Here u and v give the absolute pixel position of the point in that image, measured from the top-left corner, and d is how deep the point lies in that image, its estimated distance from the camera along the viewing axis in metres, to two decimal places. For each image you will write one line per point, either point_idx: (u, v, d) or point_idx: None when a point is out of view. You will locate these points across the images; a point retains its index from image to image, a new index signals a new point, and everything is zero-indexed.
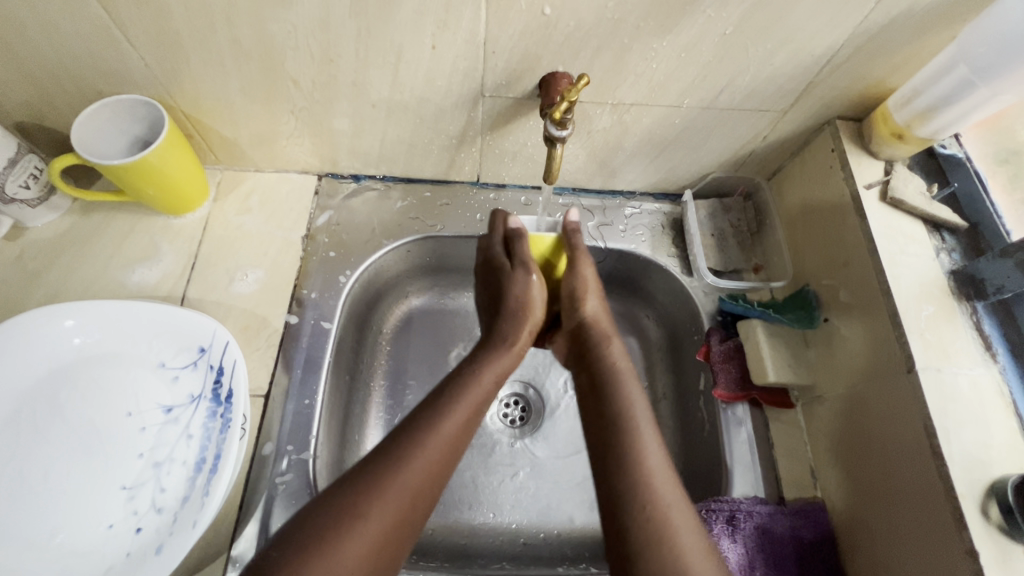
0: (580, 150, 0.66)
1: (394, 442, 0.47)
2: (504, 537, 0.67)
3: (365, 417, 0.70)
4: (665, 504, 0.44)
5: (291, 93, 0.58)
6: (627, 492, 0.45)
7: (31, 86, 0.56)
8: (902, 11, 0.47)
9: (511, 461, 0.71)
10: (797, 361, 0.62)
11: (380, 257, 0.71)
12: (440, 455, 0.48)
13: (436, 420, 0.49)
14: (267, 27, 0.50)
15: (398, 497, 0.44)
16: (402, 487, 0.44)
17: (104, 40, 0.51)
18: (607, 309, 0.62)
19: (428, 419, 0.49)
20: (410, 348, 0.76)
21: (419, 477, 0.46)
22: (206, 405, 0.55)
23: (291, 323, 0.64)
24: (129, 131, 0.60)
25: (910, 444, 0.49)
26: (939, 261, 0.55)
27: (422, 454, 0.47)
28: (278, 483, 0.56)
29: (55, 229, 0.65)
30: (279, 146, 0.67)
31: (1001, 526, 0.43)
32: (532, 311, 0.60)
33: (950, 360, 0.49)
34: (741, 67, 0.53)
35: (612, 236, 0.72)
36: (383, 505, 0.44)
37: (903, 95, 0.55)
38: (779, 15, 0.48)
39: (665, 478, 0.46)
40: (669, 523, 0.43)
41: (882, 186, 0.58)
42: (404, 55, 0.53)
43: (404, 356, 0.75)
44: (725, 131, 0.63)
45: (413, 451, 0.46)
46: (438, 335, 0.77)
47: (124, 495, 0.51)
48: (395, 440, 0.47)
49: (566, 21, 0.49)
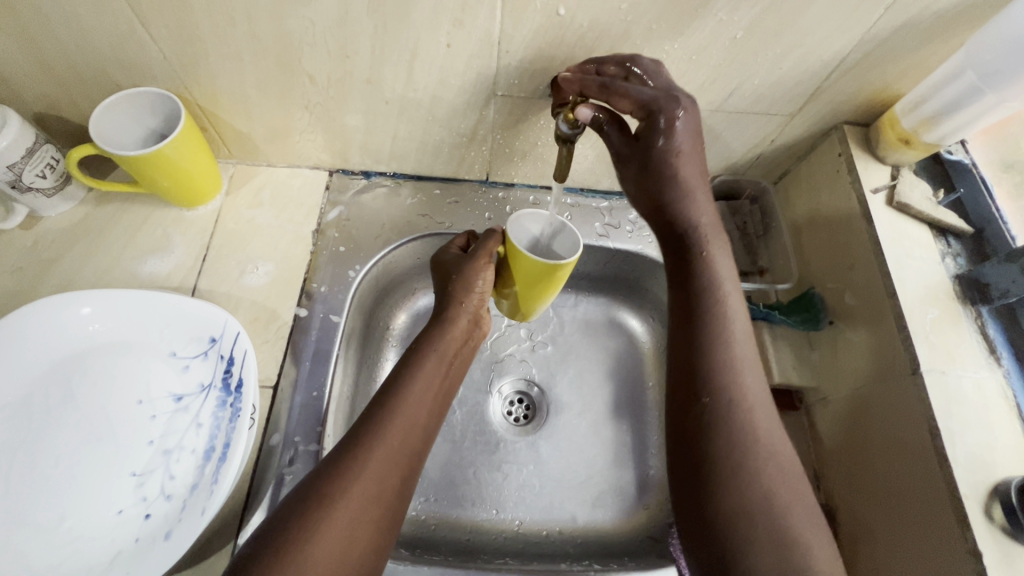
0: (590, 151, 0.67)
1: (346, 447, 0.48)
2: (507, 534, 0.67)
3: None
4: (732, 398, 0.46)
5: (307, 88, 0.59)
6: (715, 383, 0.47)
7: (51, 77, 0.57)
8: (910, 18, 0.48)
9: (515, 458, 0.72)
10: (802, 364, 0.62)
11: (389, 252, 0.71)
12: (393, 456, 0.48)
13: (385, 426, 0.49)
14: (286, 23, 0.51)
15: (347, 512, 0.44)
16: (349, 503, 0.45)
17: (125, 33, 0.52)
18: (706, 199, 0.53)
19: (374, 428, 0.49)
20: None
21: (365, 492, 0.46)
22: (216, 394, 0.55)
23: (300, 315, 0.64)
24: (145, 123, 0.61)
25: (915, 445, 0.49)
26: (945, 265, 0.55)
27: (376, 458, 0.47)
28: (285, 473, 0.56)
29: (70, 219, 0.66)
30: (292, 141, 0.68)
31: (1003, 527, 0.43)
32: (461, 330, 0.58)
33: (955, 363, 0.50)
34: (750, 71, 0.54)
35: (619, 236, 0.73)
36: (345, 505, 0.45)
37: (910, 100, 0.56)
38: (789, 20, 0.49)
39: (753, 376, 0.48)
40: (735, 410, 0.46)
41: (888, 191, 0.59)
42: (419, 53, 0.54)
43: None
44: (733, 134, 0.64)
45: (365, 450, 0.48)
46: None
47: (133, 482, 0.52)
48: (346, 452, 0.48)
49: (580, 22, 0.50)
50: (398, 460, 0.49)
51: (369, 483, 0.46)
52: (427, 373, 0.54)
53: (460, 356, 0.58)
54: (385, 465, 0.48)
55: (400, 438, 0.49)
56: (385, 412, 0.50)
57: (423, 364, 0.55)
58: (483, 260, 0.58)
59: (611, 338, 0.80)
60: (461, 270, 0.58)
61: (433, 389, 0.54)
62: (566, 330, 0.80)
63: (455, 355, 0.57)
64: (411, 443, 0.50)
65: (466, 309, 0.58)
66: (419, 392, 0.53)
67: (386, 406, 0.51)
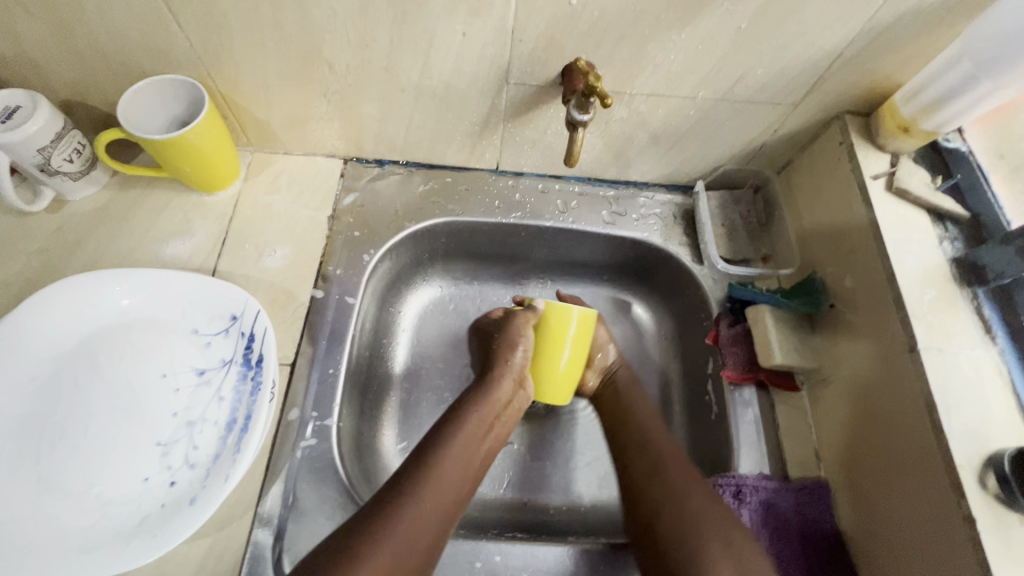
0: (598, 140, 0.69)
1: (416, 465, 0.52)
2: (516, 512, 0.69)
3: (379, 423, 0.71)
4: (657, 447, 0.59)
5: (326, 77, 0.61)
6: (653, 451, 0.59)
7: (80, 65, 0.59)
8: (908, 9, 0.50)
9: (522, 441, 0.73)
10: (803, 346, 0.64)
11: (401, 238, 0.73)
12: (449, 483, 0.52)
13: (444, 461, 0.53)
14: (308, 12, 0.53)
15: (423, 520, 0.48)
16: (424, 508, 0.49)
17: (154, 22, 0.54)
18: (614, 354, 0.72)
19: (432, 465, 0.52)
20: (424, 355, 0.77)
21: (433, 507, 0.49)
22: (237, 369, 0.57)
23: (317, 297, 0.66)
24: (170, 110, 0.63)
25: (911, 419, 0.50)
26: (942, 249, 0.57)
27: (440, 481, 0.51)
28: (302, 447, 0.59)
29: (94, 203, 0.68)
30: (310, 128, 0.70)
31: (997, 495, 0.45)
32: (506, 408, 0.61)
33: (952, 342, 0.52)
34: (755, 61, 0.56)
35: (625, 224, 0.75)
36: (414, 516, 0.48)
37: (910, 90, 0.57)
38: (792, 10, 0.51)
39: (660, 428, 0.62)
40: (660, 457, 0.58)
41: (888, 178, 0.60)
42: (435, 41, 0.56)
43: (419, 364, 0.77)
44: (737, 124, 0.66)
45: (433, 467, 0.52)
46: (444, 339, 0.79)
47: (158, 451, 0.54)
48: (401, 481, 0.50)
49: (591, 10, 0.51)
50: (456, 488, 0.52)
51: (426, 505, 0.49)
52: (473, 424, 0.57)
53: (511, 411, 0.61)
54: (444, 491, 0.51)
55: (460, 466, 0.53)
56: (439, 450, 0.54)
57: (472, 414, 0.58)
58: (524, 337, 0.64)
59: (615, 326, 0.81)
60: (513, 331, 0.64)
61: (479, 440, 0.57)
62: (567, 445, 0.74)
63: (497, 415, 0.60)
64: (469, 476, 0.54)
65: (511, 369, 0.62)
66: (467, 441, 0.56)
67: (442, 442, 0.54)
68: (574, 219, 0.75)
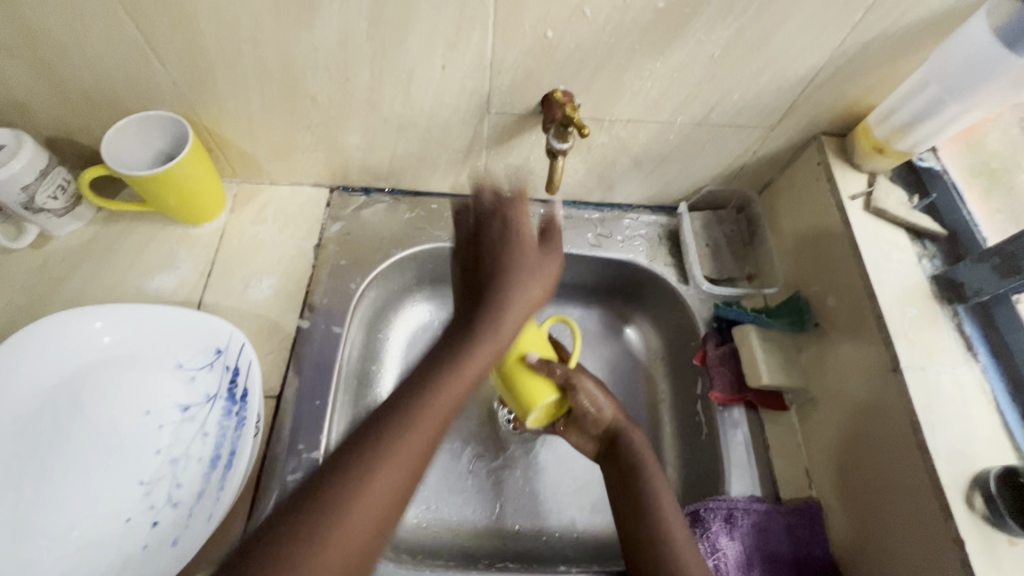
0: (581, 165, 0.70)
1: (382, 422, 0.44)
2: (508, 539, 0.68)
3: None
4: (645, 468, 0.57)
5: (309, 110, 0.62)
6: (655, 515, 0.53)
7: (65, 104, 0.59)
8: (875, 35, 0.52)
9: (514, 466, 0.73)
10: (791, 366, 0.64)
11: (388, 265, 0.73)
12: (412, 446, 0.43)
13: (400, 435, 0.43)
14: (289, 49, 0.54)
15: (382, 493, 0.41)
16: (388, 479, 0.42)
17: (138, 61, 0.55)
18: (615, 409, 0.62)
19: (398, 421, 0.44)
20: (415, 377, 0.77)
21: (399, 476, 0.42)
22: (221, 404, 0.57)
23: (303, 327, 0.66)
24: (154, 145, 0.64)
25: (899, 439, 0.50)
26: (922, 266, 0.58)
27: (410, 445, 0.43)
28: (289, 481, 0.58)
29: (80, 238, 0.68)
30: (294, 159, 0.70)
31: (984, 516, 0.45)
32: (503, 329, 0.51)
33: (934, 360, 0.52)
34: (730, 87, 0.57)
35: (610, 246, 0.76)
36: (354, 516, 0.39)
37: (881, 112, 0.59)
38: (763, 38, 0.52)
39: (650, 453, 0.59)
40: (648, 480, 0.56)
41: (866, 197, 0.61)
42: (415, 74, 0.56)
43: (410, 386, 0.76)
44: (717, 146, 0.67)
45: (410, 425, 0.44)
46: None
47: (141, 491, 0.53)
48: (363, 445, 0.43)
49: (567, 44, 0.53)
50: (418, 470, 0.43)
51: (389, 477, 0.42)
52: (445, 389, 0.47)
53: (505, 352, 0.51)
54: (410, 455, 0.43)
55: (438, 422, 0.45)
56: (409, 406, 0.45)
57: (478, 347, 0.49)
58: (541, 248, 0.54)
59: (604, 347, 0.80)
60: (491, 278, 0.52)
61: (462, 399, 0.47)
62: (520, 446, 0.74)
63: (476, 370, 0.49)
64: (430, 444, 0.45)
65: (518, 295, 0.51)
66: (433, 407, 0.45)
67: (402, 410, 0.45)
68: (560, 242, 0.76)
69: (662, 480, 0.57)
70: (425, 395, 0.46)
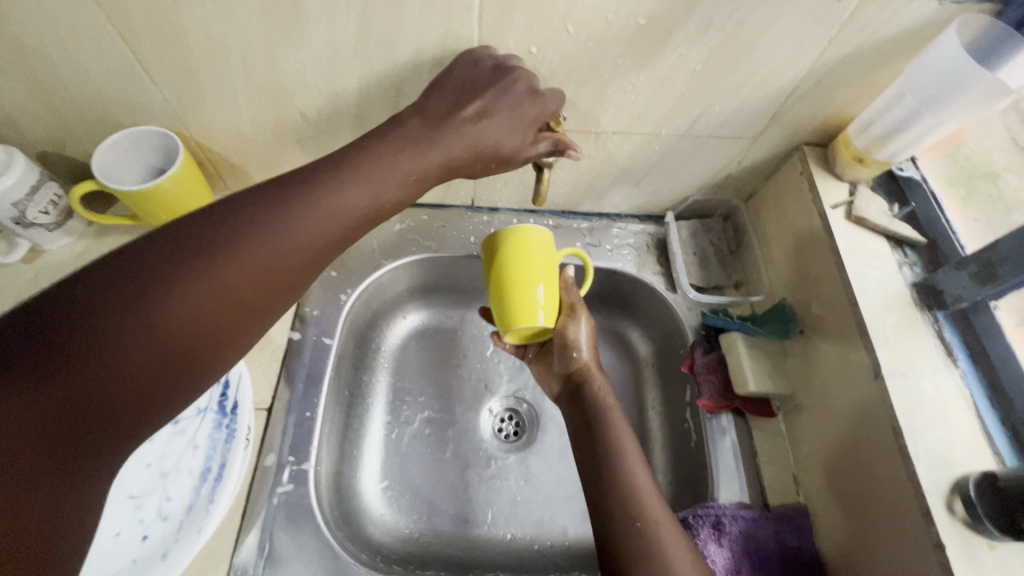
0: (568, 176, 0.71)
1: (220, 227, 0.41)
2: (501, 549, 0.68)
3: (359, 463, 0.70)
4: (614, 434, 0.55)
5: (298, 124, 0.62)
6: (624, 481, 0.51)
7: (57, 120, 0.60)
8: (853, 49, 0.53)
9: (505, 474, 0.73)
10: (777, 373, 0.65)
11: (378, 276, 0.74)
12: (235, 276, 0.40)
13: (217, 258, 0.40)
14: (278, 65, 0.54)
15: (185, 315, 0.38)
16: (198, 300, 0.38)
17: (128, 77, 0.55)
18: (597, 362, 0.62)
19: (218, 237, 0.40)
20: (405, 384, 0.77)
21: (213, 304, 0.39)
22: (212, 417, 0.57)
23: (294, 339, 0.67)
24: (145, 160, 0.64)
25: (881, 445, 0.51)
26: (902, 274, 0.59)
27: (227, 272, 0.40)
28: (279, 493, 0.58)
29: (71, 252, 0.69)
30: (285, 172, 0.71)
31: (965, 519, 0.46)
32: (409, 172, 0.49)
33: (914, 367, 0.53)
34: (712, 99, 0.59)
35: (599, 255, 0.76)
36: (139, 328, 0.36)
37: (860, 123, 0.60)
38: (743, 53, 0.53)
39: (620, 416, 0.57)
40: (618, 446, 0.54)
41: (847, 207, 0.62)
42: (403, 89, 0.57)
43: (400, 394, 0.76)
44: (701, 156, 0.68)
45: (230, 253, 0.40)
46: (430, 370, 0.79)
47: (131, 504, 0.53)
48: (180, 252, 0.39)
49: (552, 59, 0.54)
50: (232, 309, 0.40)
51: (196, 297, 0.38)
52: (294, 223, 0.43)
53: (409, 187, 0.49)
54: (230, 283, 0.40)
55: (275, 261, 0.42)
56: (238, 227, 0.41)
57: (314, 193, 0.44)
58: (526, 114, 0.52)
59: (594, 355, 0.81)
60: (417, 132, 0.50)
61: (306, 247, 0.44)
62: (511, 456, 0.75)
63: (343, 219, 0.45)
64: (275, 264, 0.42)
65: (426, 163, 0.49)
66: (275, 235, 0.42)
67: (230, 225, 0.41)
68: None
69: (642, 469, 0.52)
70: (268, 224, 0.42)
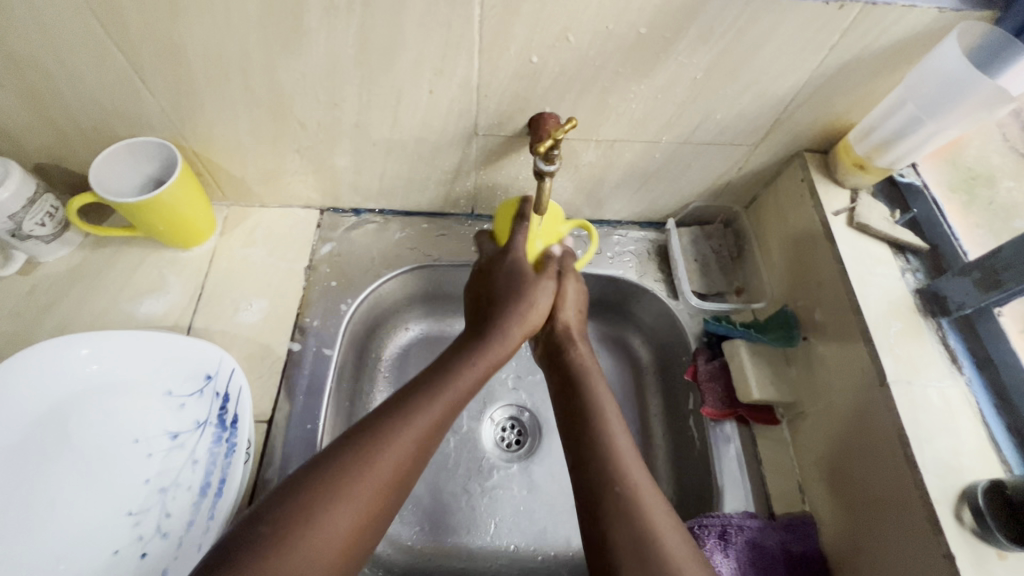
0: (569, 183, 0.71)
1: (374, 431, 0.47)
2: (504, 559, 0.67)
3: None
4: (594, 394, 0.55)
5: (297, 134, 0.62)
6: (604, 436, 0.50)
7: (53, 131, 0.60)
8: (853, 56, 0.53)
9: (508, 484, 0.72)
10: (780, 380, 0.65)
11: (378, 286, 0.74)
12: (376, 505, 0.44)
13: (371, 466, 0.44)
14: (276, 75, 0.54)
15: (358, 515, 0.43)
16: (368, 490, 0.43)
17: (125, 88, 0.55)
18: (580, 321, 0.63)
19: (361, 460, 0.44)
20: None
21: (382, 489, 0.44)
22: (211, 431, 0.56)
23: (294, 350, 0.66)
24: (142, 171, 0.64)
25: (887, 453, 0.51)
26: (905, 280, 0.59)
27: (376, 474, 0.44)
28: None
29: (68, 264, 0.68)
30: (284, 182, 0.71)
31: (974, 529, 0.45)
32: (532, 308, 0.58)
33: (919, 374, 0.52)
34: (713, 107, 0.58)
35: (600, 262, 0.76)
36: (332, 525, 0.41)
37: (861, 129, 0.60)
38: (743, 61, 0.53)
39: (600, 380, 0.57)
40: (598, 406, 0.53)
41: (849, 213, 0.62)
42: (403, 99, 0.57)
43: None
44: (702, 164, 0.68)
45: (381, 457, 0.45)
46: None
47: (130, 521, 0.52)
48: (341, 473, 0.44)
49: (552, 68, 0.53)
50: (395, 481, 0.45)
51: (376, 479, 0.44)
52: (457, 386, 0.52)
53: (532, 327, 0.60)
54: (379, 496, 0.44)
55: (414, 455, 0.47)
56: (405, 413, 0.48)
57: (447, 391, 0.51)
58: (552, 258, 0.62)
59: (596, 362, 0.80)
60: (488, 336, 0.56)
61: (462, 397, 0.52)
62: (513, 465, 0.74)
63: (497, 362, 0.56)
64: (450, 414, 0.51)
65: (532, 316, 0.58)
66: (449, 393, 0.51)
67: (375, 439, 0.46)
68: None
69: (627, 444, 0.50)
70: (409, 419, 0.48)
